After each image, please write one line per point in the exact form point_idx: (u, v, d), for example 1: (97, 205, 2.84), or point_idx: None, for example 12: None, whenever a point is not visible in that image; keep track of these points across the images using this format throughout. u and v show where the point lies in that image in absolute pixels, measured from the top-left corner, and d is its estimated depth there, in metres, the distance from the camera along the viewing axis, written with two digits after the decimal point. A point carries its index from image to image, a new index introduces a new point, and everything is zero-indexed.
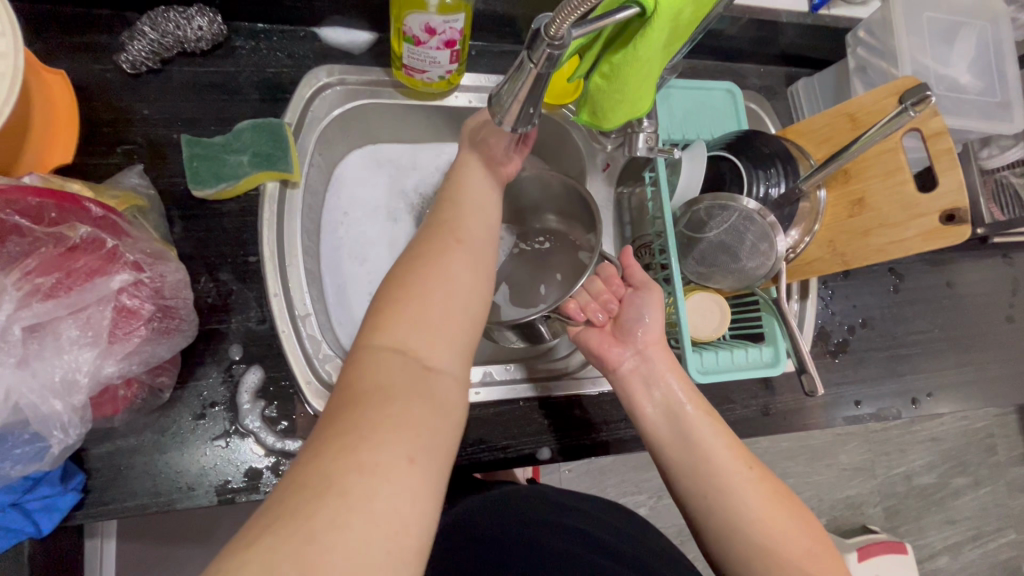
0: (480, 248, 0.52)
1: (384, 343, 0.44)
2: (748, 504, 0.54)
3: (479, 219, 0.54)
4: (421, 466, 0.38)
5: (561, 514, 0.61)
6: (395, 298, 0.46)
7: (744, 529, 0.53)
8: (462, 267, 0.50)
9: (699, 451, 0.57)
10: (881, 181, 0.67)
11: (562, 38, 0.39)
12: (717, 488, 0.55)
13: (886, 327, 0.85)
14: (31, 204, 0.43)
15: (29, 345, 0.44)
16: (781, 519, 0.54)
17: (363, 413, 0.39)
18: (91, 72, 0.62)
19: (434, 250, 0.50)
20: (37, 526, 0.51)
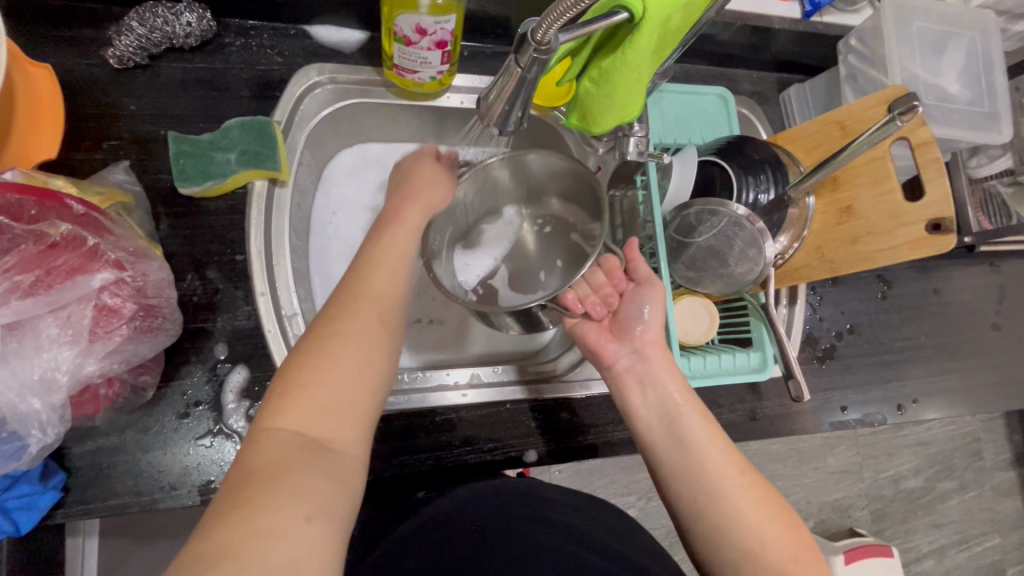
0: (391, 297, 0.49)
1: (288, 400, 0.41)
2: (737, 504, 0.54)
3: (393, 269, 0.51)
4: (319, 527, 0.37)
5: (543, 508, 0.60)
6: (291, 366, 0.43)
7: (733, 532, 0.53)
8: (369, 322, 0.46)
9: (690, 450, 0.56)
10: (869, 188, 0.68)
11: (549, 43, 0.40)
12: (706, 488, 0.54)
13: (874, 333, 0.85)
14: (11, 201, 0.43)
15: (7, 342, 0.43)
16: (771, 525, 0.53)
17: (252, 488, 0.37)
18: (77, 66, 0.61)
19: (339, 308, 0.47)
20: (16, 526, 0.51)
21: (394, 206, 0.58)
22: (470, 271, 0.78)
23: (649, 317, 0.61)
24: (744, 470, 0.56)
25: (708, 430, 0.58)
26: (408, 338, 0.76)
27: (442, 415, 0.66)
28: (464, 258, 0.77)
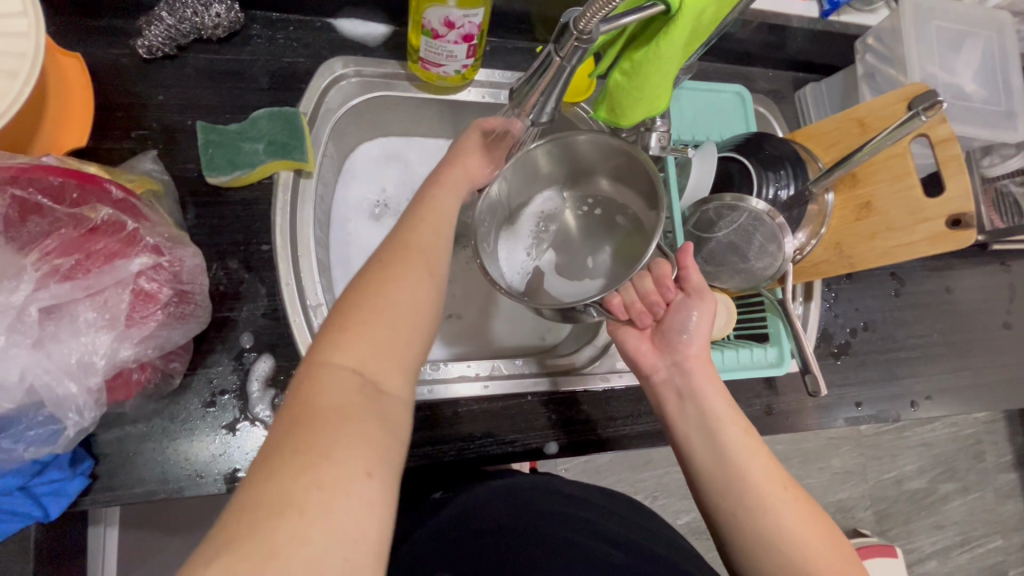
0: (437, 256, 0.50)
1: (345, 350, 0.41)
2: (781, 525, 0.50)
3: (438, 232, 0.52)
4: (381, 478, 0.36)
5: (565, 505, 0.58)
6: (345, 314, 0.43)
7: (777, 554, 0.50)
8: (420, 277, 0.47)
9: (731, 464, 0.54)
10: (888, 185, 0.68)
11: (591, 33, 0.40)
12: (748, 505, 0.51)
13: (887, 330, 0.86)
14: (54, 183, 0.43)
15: (45, 326, 0.43)
16: (815, 542, 0.50)
17: (316, 429, 0.36)
18: (106, 56, 0.62)
19: (388, 262, 0.47)
20: (45, 511, 0.51)
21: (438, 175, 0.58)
22: (513, 260, 0.74)
23: (696, 327, 0.59)
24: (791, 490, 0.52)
25: (751, 443, 0.55)
26: None
27: (465, 407, 0.66)
28: (507, 245, 0.74)
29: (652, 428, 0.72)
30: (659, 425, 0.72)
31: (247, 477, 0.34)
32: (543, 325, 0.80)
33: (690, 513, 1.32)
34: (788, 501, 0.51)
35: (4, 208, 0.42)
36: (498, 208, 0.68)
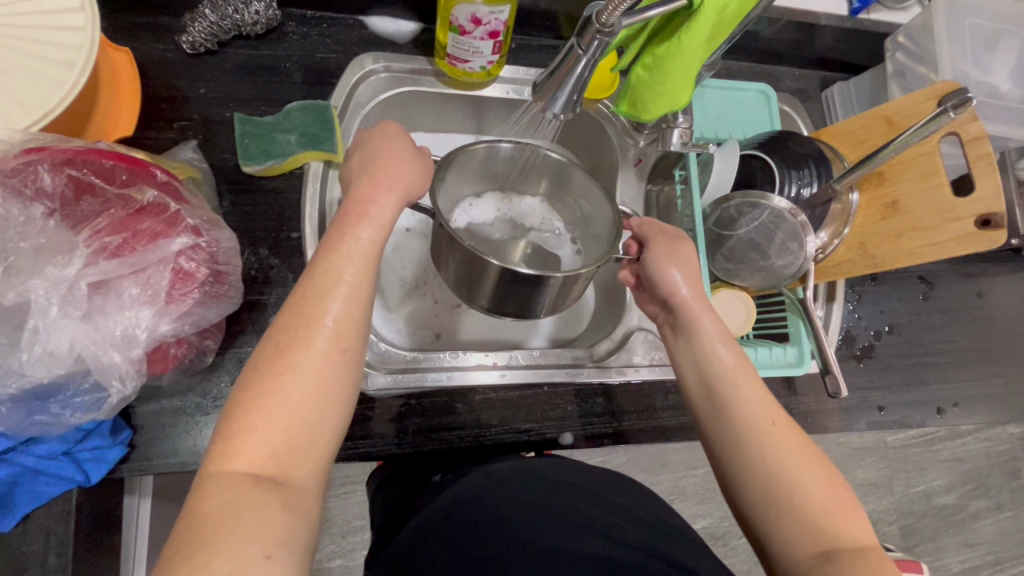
0: (352, 318, 0.43)
1: (244, 436, 0.38)
2: (777, 470, 0.47)
3: (357, 283, 0.44)
4: (281, 562, 0.35)
5: (563, 499, 0.55)
6: (240, 405, 0.39)
7: (766, 494, 0.47)
8: (325, 353, 0.41)
9: (730, 406, 0.50)
10: (916, 184, 0.67)
11: (613, 25, 0.42)
12: (740, 446, 0.49)
13: (914, 334, 0.84)
14: (105, 166, 0.46)
15: (94, 300, 0.46)
16: (805, 476, 0.47)
17: (208, 540, 0.34)
18: (153, 51, 0.65)
19: (289, 338, 0.41)
20: (87, 476, 0.54)
21: (359, 192, 0.48)
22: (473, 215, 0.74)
23: (674, 280, 0.56)
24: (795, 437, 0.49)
25: (752, 387, 0.51)
26: (450, 324, 0.77)
27: (481, 394, 0.68)
28: (479, 202, 0.74)
29: (667, 423, 0.72)
30: (676, 421, 0.72)
31: None
32: (561, 317, 0.81)
33: (705, 518, 1.31)
34: (793, 449, 0.48)
35: (60, 187, 0.45)
36: (482, 166, 0.69)
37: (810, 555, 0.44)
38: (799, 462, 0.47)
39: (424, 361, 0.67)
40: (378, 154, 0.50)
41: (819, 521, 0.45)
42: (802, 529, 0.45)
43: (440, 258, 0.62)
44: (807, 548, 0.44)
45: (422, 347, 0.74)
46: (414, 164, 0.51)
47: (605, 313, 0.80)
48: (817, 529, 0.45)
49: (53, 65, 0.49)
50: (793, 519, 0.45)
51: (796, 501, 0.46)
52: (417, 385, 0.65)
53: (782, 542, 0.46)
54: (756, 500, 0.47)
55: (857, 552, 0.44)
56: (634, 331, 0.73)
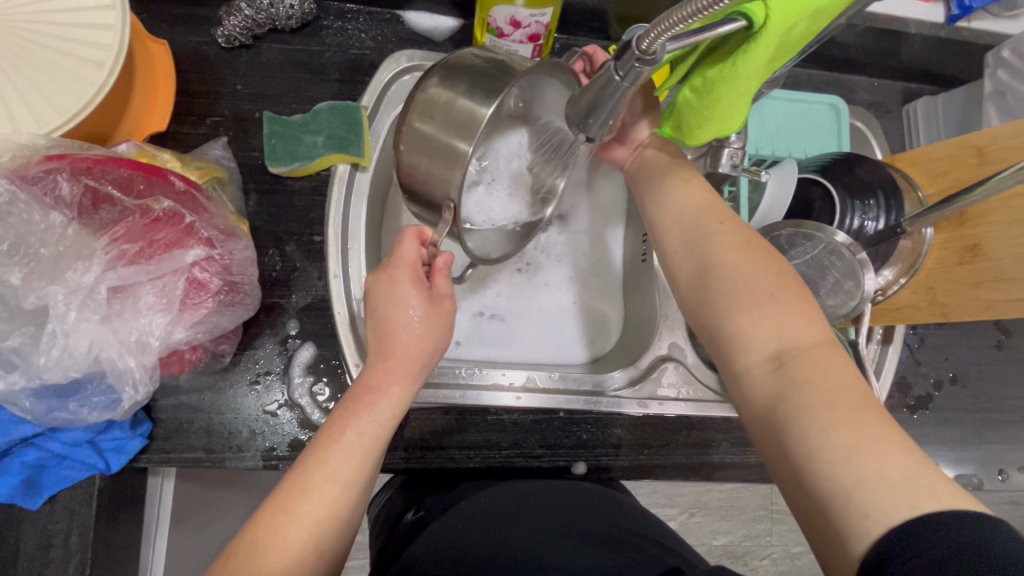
0: (335, 513, 0.42)
1: None
2: (724, 265, 0.49)
3: (352, 470, 0.43)
4: None
5: (539, 536, 0.51)
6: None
7: (717, 297, 0.48)
8: (305, 538, 0.40)
9: (694, 228, 0.53)
10: (1005, 228, 0.58)
11: (656, 53, 0.37)
12: (699, 256, 0.51)
13: (982, 386, 0.75)
14: (124, 175, 0.46)
15: (112, 304, 0.47)
16: (750, 262, 0.48)
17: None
18: (190, 43, 0.65)
19: (270, 522, 0.40)
20: (107, 464, 0.56)
21: (372, 376, 0.48)
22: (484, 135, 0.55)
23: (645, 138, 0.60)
24: (745, 244, 0.49)
25: (699, 203, 0.54)
26: (469, 333, 0.75)
27: (494, 414, 0.66)
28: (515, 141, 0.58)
29: (689, 460, 0.68)
30: (698, 458, 0.68)
31: None
32: (587, 335, 0.77)
33: (726, 536, 1.26)
34: (742, 257, 0.49)
35: (79, 196, 0.46)
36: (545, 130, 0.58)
37: (763, 359, 0.44)
38: (751, 269, 0.48)
39: (437, 377, 0.64)
40: (386, 306, 0.50)
41: (776, 325, 0.45)
42: (758, 333, 0.45)
43: (426, 103, 0.49)
44: (760, 351, 0.45)
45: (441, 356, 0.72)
46: (428, 335, 0.50)
47: (632, 336, 0.75)
48: (772, 332, 0.44)
49: (84, 65, 0.48)
50: (748, 323, 0.46)
51: (749, 305, 0.46)
52: (431, 400, 0.63)
53: (736, 342, 0.46)
54: (714, 316, 0.49)
55: (814, 350, 0.43)
56: (663, 361, 0.68)
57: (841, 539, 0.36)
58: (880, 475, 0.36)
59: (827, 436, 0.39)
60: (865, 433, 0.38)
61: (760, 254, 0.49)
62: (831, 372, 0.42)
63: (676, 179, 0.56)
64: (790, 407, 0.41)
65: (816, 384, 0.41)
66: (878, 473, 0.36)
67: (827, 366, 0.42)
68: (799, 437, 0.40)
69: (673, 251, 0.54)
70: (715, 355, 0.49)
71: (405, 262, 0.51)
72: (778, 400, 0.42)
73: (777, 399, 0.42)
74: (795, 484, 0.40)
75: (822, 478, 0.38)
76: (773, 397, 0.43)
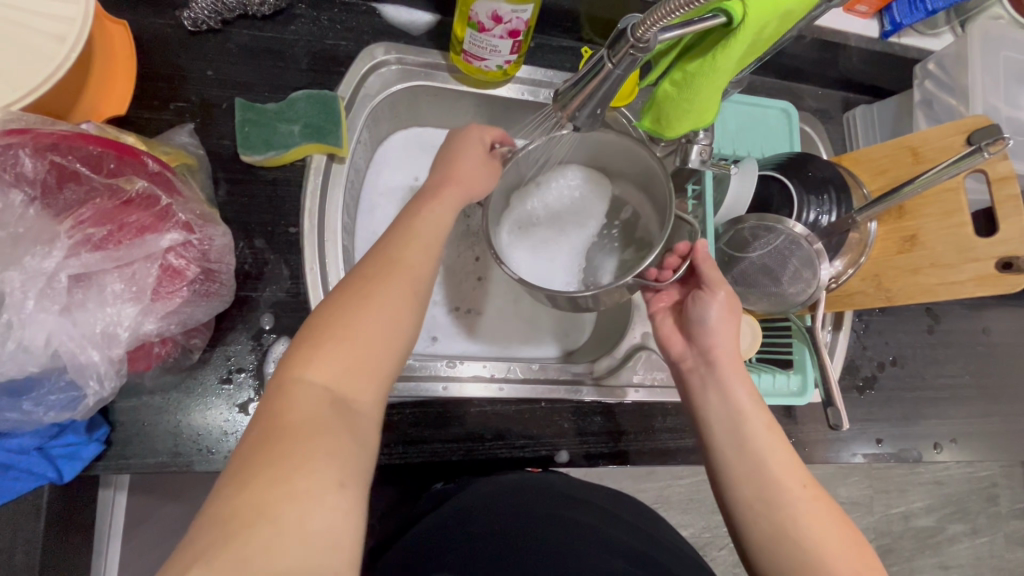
0: (426, 263, 0.48)
1: (329, 353, 0.41)
2: (804, 532, 0.48)
3: (432, 241, 0.50)
4: (352, 491, 0.37)
5: (569, 506, 0.55)
6: (331, 321, 0.43)
7: (795, 561, 0.47)
8: (405, 293, 0.45)
9: (768, 491, 0.50)
10: (936, 219, 0.65)
11: (648, 41, 0.39)
12: (774, 516, 0.49)
13: (917, 366, 0.83)
14: (93, 152, 0.43)
15: (74, 293, 0.44)
16: (829, 533, 0.48)
17: (286, 442, 0.37)
18: (152, 25, 0.61)
19: (376, 271, 0.46)
20: (59, 473, 0.51)
21: (438, 179, 0.54)
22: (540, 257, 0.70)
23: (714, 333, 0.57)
24: (828, 513, 0.49)
25: (784, 457, 0.52)
26: (447, 328, 0.75)
27: (477, 407, 0.66)
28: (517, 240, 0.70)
29: (665, 445, 0.71)
30: (673, 443, 0.71)
31: (214, 494, 0.35)
32: (561, 328, 0.78)
33: (688, 528, 1.30)
34: (817, 517, 0.49)
35: (43, 173, 0.42)
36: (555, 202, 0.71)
37: None
38: (823, 530, 0.48)
39: (420, 371, 0.65)
40: (459, 141, 0.57)
41: None
42: None
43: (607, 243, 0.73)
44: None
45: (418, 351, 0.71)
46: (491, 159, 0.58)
47: (607, 329, 0.77)
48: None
49: (43, 38, 0.45)
50: None
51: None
52: (411, 394, 0.63)
53: None
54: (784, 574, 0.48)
55: None
56: (639, 349, 0.70)
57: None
58: None
59: None
60: None
61: (836, 528, 0.49)
62: None
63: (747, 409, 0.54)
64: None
65: None
66: None
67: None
68: None
69: (741, 494, 0.51)
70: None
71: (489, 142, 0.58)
72: None
73: None
74: None
75: None
76: None
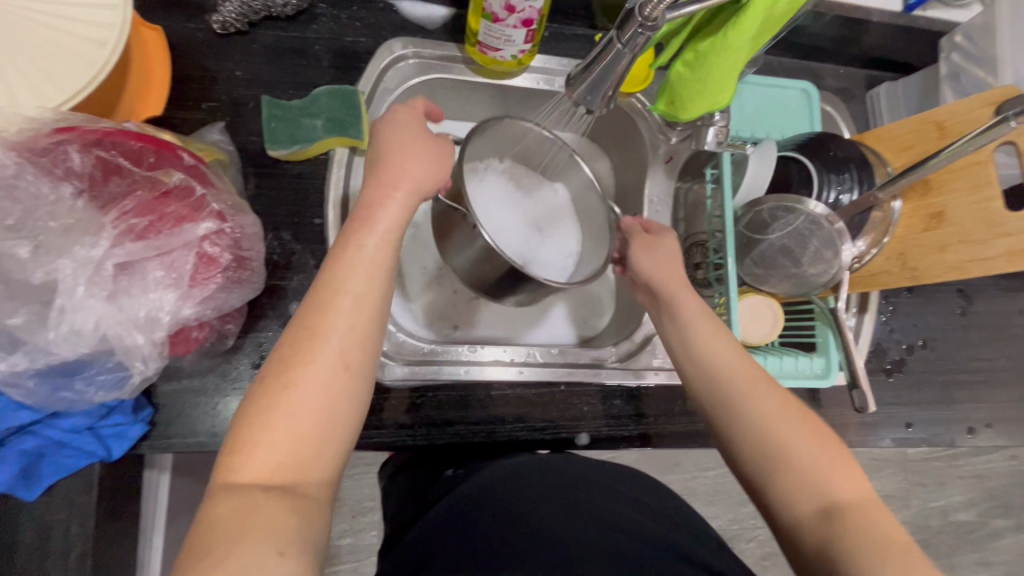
0: (357, 328, 0.43)
1: (255, 437, 0.39)
2: (765, 426, 0.49)
3: (364, 291, 0.44)
4: (295, 561, 0.36)
5: (575, 488, 0.55)
6: (254, 406, 0.40)
7: (763, 455, 0.48)
8: (332, 361, 0.41)
9: (730, 393, 0.51)
10: (965, 195, 0.64)
11: (657, 19, 0.39)
12: (737, 410, 0.50)
13: (949, 350, 0.81)
14: (133, 147, 0.46)
15: (119, 281, 0.47)
16: (796, 429, 0.48)
17: (215, 534, 0.35)
18: (183, 30, 0.65)
19: (298, 341, 0.42)
20: (109, 451, 0.55)
21: (369, 196, 0.47)
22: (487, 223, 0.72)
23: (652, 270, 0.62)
24: (790, 408, 0.49)
25: (732, 355, 0.53)
26: (468, 315, 0.76)
27: (497, 390, 0.67)
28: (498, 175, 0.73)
29: (686, 428, 0.71)
30: (694, 426, 0.71)
31: None
32: (580, 315, 0.79)
33: (715, 519, 1.29)
34: (786, 417, 0.49)
35: (90, 167, 0.46)
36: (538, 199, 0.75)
37: (812, 514, 0.45)
38: (784, 421, 0.49)
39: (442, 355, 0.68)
40: (393, 130, 0.51)
41: (821, 481, 0.45)
42: (805, 493, 0.45)
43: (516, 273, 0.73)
44: (807, 505, 0.45)
45: (438, 338, 0.73)
46: (429, 161, 0.51)
47: (625, 314, 0.78)
48: (813, 485, 0.46)
49: (86, 43, 0.48)
50: (792, 488, 0.46)
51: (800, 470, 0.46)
52: (429, 376, 0.65)
53: (785, 503, 0.46)
54: (757, 476, 0.48)
55: (859, 507, 0.44)
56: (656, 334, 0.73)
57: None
58: None
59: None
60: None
61: (792, 415, 0.49)
62: (885, 531, 0.42)
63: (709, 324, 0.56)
64: (839, 561, 0.42)
65: (870, 538, 0.42)
66: None
67: (874, 524, 0.43)
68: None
69: (704, 398, 0.53)
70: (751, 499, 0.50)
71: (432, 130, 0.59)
72: (827, 546, 0.43)
73: (827, 553, 0.42)
74: None
75: None
76: (822, 541, 0.43)
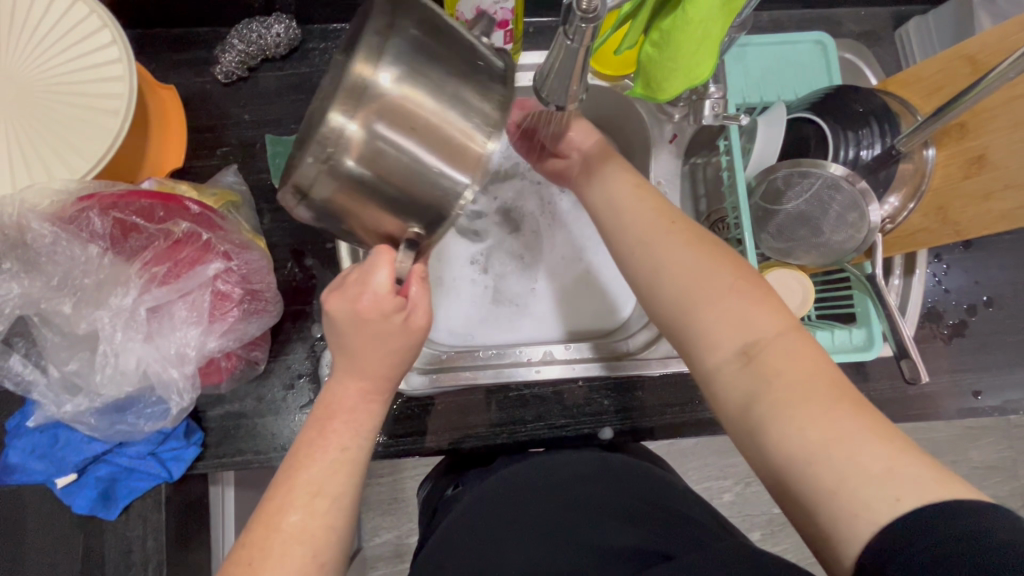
0: (331, 525, 0.42)
1: None
2: (672, 268, 0.47)
3: (335, 484, 0.42)
4: None
5: (565, 488, 0.54)
6: None
7: (672, 302, 0.47)
8: (303, 554, 0.40)
9: (641, 242, 0.50)
10: (1008, 133, 0.56)
11: (596, 10, 0.39)
12: (649, 264, 0.49)
13: (1021, 306, 0.72)
14: (144, 205, 0.50)
15: (152, 323, 0.53)
16: (704, 266, 0.46)
17: None
18: (195, 84, 0.70)
19: (264, 537, 0.40)
20: (170, 473, 0.61)
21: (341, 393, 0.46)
22: (406, 129, 0.40)
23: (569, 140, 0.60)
24: (695, 246, 0.47)
25: (644, 215, 0.51)
26: (482, 319, 0.74)
27: (516, 391, 0.68)
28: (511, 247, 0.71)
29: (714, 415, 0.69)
30: None
31: None
32: (600, 307, 0.76)
33: None
34: (694, 256, 0.47)
35: (109, 228, 0.51)
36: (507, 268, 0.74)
37: (729, 354, 0.43)
38: (704, 269, 0.46)
39: (459, 360, 0.67)
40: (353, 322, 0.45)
41: (739, 319, 0.43)
42: (722, 331, 0.44)
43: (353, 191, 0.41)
44: (727, 348, 0.43)
45: (459, 346, 0.72)
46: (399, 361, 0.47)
47: None
48: (732, 328, 0.43)
49: (100, 115, 0.54)
50: (711, 325, 0.44)
51: (709, 306, 0.44)
52: (453, 384, 0.65)
53: (703, 342, 0.45)
54: (677, 322, 0.46)
55: (778, 338, 0.42)
56: None
57: (830, 540, 0.36)
58: (855, 464, 0.36)
59: (803, 431, 0.38)
60: (842, 421, 0.37)
61: (705, 255, 0.47)
62: (798, 359, 0.41)
63: (622, 190, 0.54)
64: (761, 408, 0.40)
65: (785, 372, 0.41)
66: (853, 462, 0.36)
67: (792, 357, 0.41)
68: (779, 437, 0.39)
69: (629, 260, 0.51)
70: (681, 354, 0.47)
71: (381, 233, 0.45)
72: (750, 397, 0.41)
73: (750, 398, 0.41)
74: (795, 507, 0.39)
75: (825, 503, 0.36)
76: (744, 393, 0.42)
